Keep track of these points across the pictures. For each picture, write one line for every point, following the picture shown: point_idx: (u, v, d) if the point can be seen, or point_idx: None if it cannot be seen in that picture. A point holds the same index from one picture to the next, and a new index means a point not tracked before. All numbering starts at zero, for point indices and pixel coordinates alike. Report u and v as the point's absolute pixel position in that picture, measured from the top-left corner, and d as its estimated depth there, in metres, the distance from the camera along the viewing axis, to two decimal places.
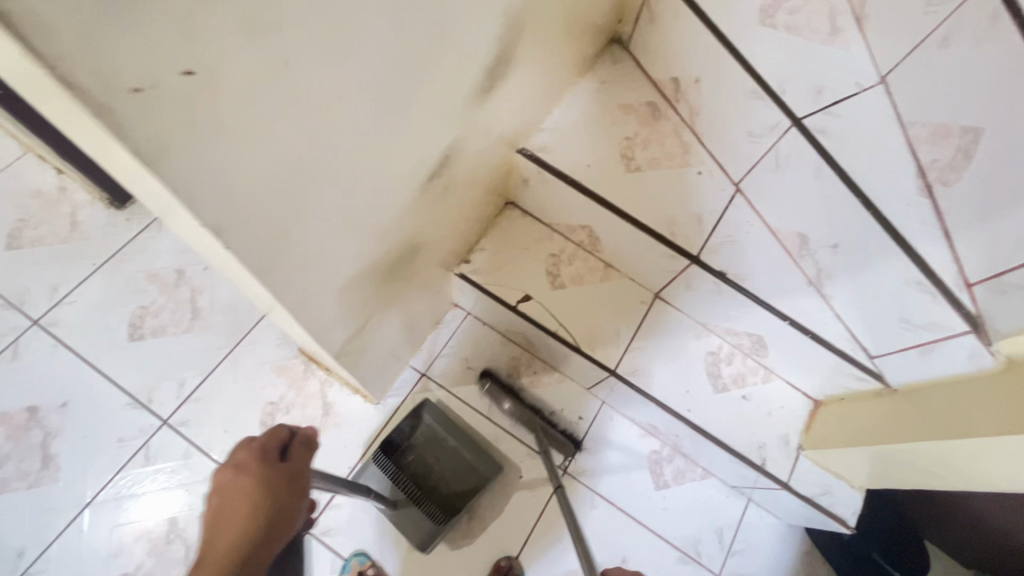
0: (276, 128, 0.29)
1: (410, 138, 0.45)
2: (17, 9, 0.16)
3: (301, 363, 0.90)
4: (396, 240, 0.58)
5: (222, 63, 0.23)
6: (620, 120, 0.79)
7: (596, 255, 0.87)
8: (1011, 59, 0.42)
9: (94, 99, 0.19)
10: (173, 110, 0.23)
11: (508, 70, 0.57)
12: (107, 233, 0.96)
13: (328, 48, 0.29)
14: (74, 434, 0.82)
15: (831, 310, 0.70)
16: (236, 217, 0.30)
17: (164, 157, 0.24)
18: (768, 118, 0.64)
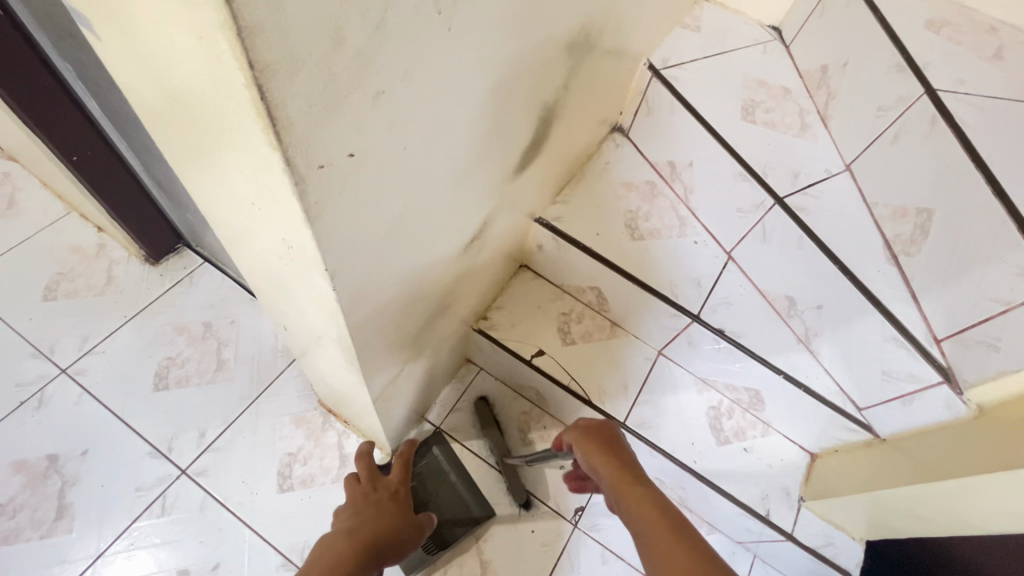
0: (387, 194, 0.37)
1: (463, 205, 0.54)
2: (282, 115, 0.24)
3: (320, 415, 0.92)
4: (437, 293, 0.65)
5: (370, 148, 0.32)
6: (624, 195, 0.87)
7: (603, 314, 0.93)
8: (947, 157, 0.62)
9: (299, 172, 0.27)
10: (336, 181, 0.30)
11: (538, 152, 0.67)
12: (141, 287, 1.01)
13: (430, 136, 0.38)
14: (92, 482, 0.83)
15: (820, 365, 0.78)
16: (346, 264, 0.37)
17: (320, 214, 0.31)
18: (754, 197, 0.79)
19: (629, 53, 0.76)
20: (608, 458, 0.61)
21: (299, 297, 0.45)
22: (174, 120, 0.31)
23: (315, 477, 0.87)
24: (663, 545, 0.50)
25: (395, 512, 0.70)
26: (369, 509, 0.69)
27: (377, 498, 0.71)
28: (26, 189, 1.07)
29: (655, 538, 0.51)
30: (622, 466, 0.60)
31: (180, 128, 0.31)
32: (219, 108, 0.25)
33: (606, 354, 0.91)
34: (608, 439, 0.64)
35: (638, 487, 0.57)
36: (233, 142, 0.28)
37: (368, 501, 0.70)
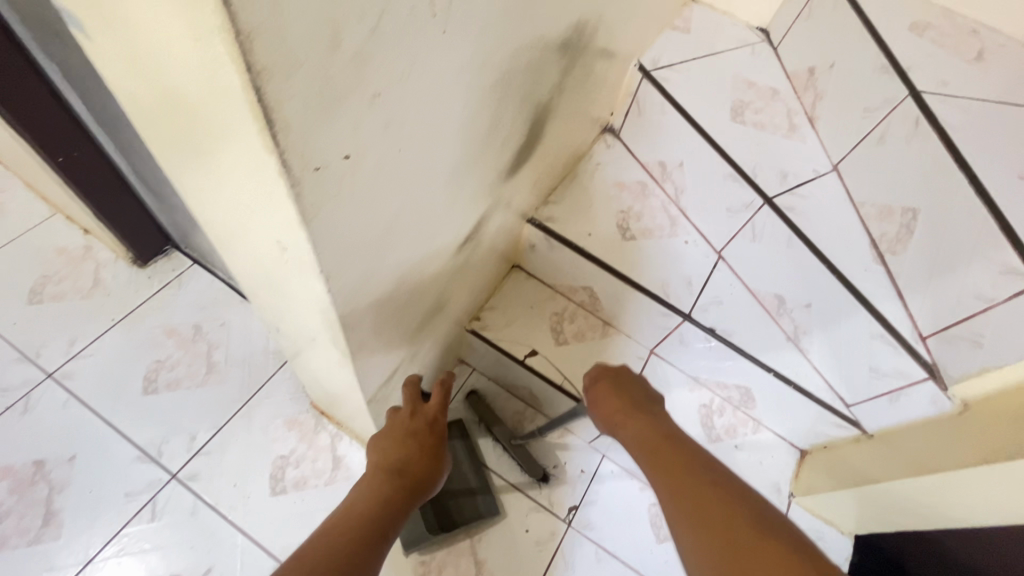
0: (382, 194, 0.37)
1: (458, 206, 0.54)
2: (279, 117, 0.24)
3: (312, 418, 0.92)
4: (431, 294, 0.65)
5: (367, 150, 0.32)
6: (616, 195, 0.87)
7: (595, 314, 0.93)
8: (931, 160, 0.64)
9: (294, 174, 0.27)
10: (332, 182, 0.30)
11: (531, 153, 0.68)
12: (129, 290, 0.99)
13: (427, 137, 0.38)
14: (80, 488, 0.82)
15: (809, 363, 0.79)
16: (341, 265, 0.37)
17: (315, 216, 0.31)
18: (744, 197, 0.80)
19: (620, 54, 0.77)
20: (613, 393, 0.62)
21: (294, 299, 0.45)
22: (168, 121, 0.31)
23: (308, 479, 0.87)
24: (665, 471, 0.52)
25: (432, 446, 0.65)
26: (407, 441, 0.64)
27: (419, 428, 0.66)
28: (10, 191, 1.05)
29: (658, 465, 0.53)
30: (624, 403, 0.61)
31: (175, 130, 0.31)
32: (215, 110, 0.25)
33: (597, 354, 0.90)
34: (612, 375, 0.64)
35: (638, 419, 0.58)
36: (229, 144, 0.28)
37: (405, 432, 0.65)
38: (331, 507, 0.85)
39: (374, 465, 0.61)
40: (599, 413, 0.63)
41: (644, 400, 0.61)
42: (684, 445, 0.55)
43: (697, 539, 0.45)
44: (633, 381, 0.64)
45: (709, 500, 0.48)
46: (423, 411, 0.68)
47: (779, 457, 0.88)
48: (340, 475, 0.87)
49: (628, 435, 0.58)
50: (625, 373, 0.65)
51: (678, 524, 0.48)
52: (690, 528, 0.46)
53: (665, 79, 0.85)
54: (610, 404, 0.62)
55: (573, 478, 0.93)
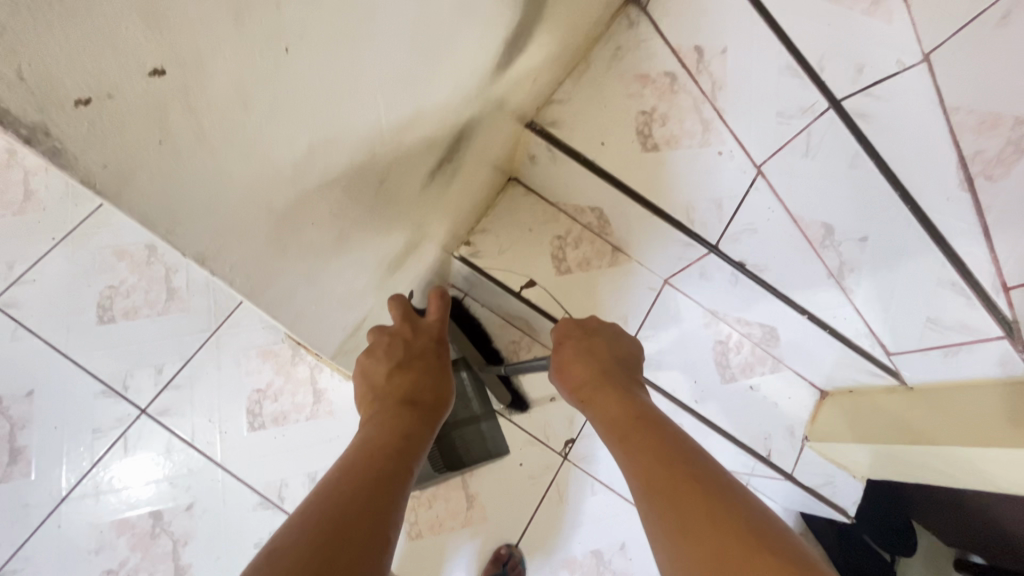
0: (271, 130, 0.23)
1: (422, 122, 0.39)
2: None
3: (288, 348, 0.84)
4: (400, 229, 0.52)
5: (203, 62, 0.19)
6: (637, 92, 0.67)
7: (604, 238, 0.81)
8: None
9: (20, 119, 0.15)
10: (134, 125, 0.18)
11: (527, 38, 0.50)
12: (66, 204, 0.86)
13: (341, 32, 0.24)
14: (44, 425, 0.77)
15: (850, 305, 0.67)
16: (227, 242, 0.26)
17: (124, 183, 0.19)
18: (804, 97, 0.57)
19: None
20: (581, 357, 0.56)
21: None
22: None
23: (288, 414, 0.81)
24: (631, 448, 0.45)
25: (440, 363, 0.56)
26: (411, 362, 0.54)
27: (421, 346, 0.56)
28: None
29: (625, 442, 0.45)
30: (591, 368, 0.54)
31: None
32: None
33: (604, 284, 0.82)
34: (582, 335, 0.58)
35: (606, 388, 0.52)
36: None
37: (406, 354, 0.55)
38: (313, 443, 0.80)
39: (374, 395, 0.51)
40: (566, 384, 0.56)
41: (616, 365, 0.55)
42: (656, 415, 0.47)
43: (670, 524, 0.37)
44: (606, 343, 0.57)
45: (676, 479, 0.39)
46: (422, 329, 0.58)
47: (798, 397, 0.80)
48: (322, 409, 0.82)
49: (595, 410, 0.51)
50: (600, 331, 0.59)
51: (648, 509, 0.39)
52: (661, 511, 0.38)
53: None
54: (576, 371, 0.55)
55: (571, 412, 0.88)
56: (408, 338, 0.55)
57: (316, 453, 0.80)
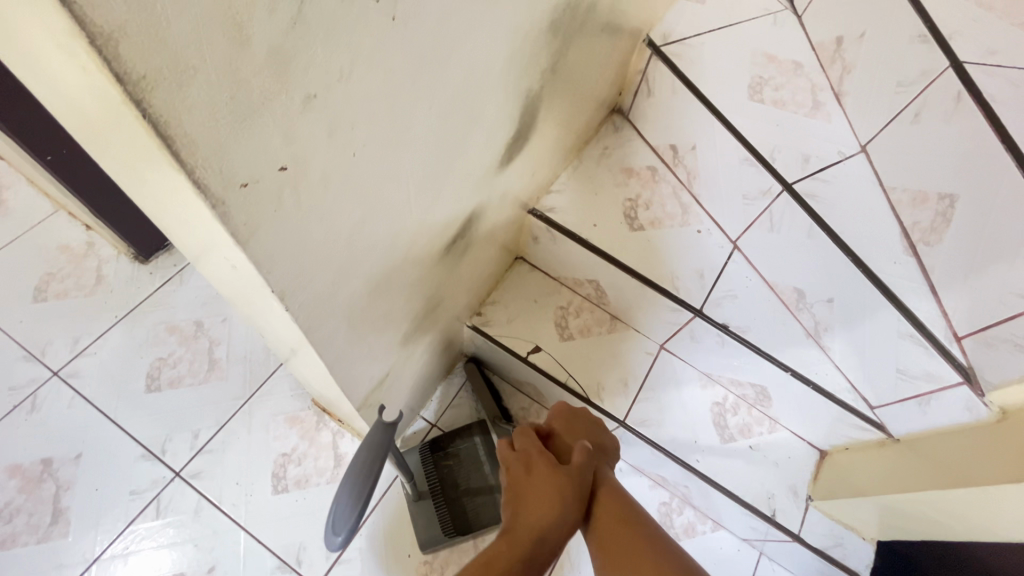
0: (337, 203, 0.33)
1: (441, 204, 0.49)
2: (176, 131, 0.20)
3: (313, 415, 0.91)
4: (421, 295, 0.62)
5: (308, 157, 0.28)
6: (623, 183, 0.83)
7: (602, 307, 0.88)
8: (945, 139, 0.53)
9: (214, 194, 0.24)
10: (265, 200, 0.27)
11: (525, 142, 0.63)
12: (130, 287, 0.99)
13: (384, 137, 0.34)
14: (86, 487, 0.83)
15: (831, 362, 0.73)
16: (299, 283, 0.34)
17: (252, 236, 0.28)
18: (761, 182, 0.70)
19: (627, 29, 0.70)
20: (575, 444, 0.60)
21: (258, 308, 0.43)
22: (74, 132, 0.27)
23: (310, 477, 0.86)
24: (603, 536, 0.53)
25: (560, 505, 0.52)
26: (527, 499, 0.53)
27: (538, 482, 0.54)
28: (13, 188, 1.06)
29: (599, 528, 0.53)
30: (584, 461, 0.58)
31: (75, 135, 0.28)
32: (92, 108, 0.22)
33: (605, 349, 0.87)
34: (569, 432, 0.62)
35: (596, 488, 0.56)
36: (138, 160, 0.24)
37: (524, 478, 0.55)
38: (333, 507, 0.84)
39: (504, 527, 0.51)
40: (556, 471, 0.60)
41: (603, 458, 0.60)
42: (629, 503, 0.55)
43: None
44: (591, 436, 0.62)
45: None
46: (534, 460, 0.56)
47: (796, 457, 0.82)
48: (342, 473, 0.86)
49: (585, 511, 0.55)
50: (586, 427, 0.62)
51: None
52: None
53: (675, 54, 0.74)
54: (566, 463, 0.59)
55: None
56: (525, 467, 0.56)
57: None
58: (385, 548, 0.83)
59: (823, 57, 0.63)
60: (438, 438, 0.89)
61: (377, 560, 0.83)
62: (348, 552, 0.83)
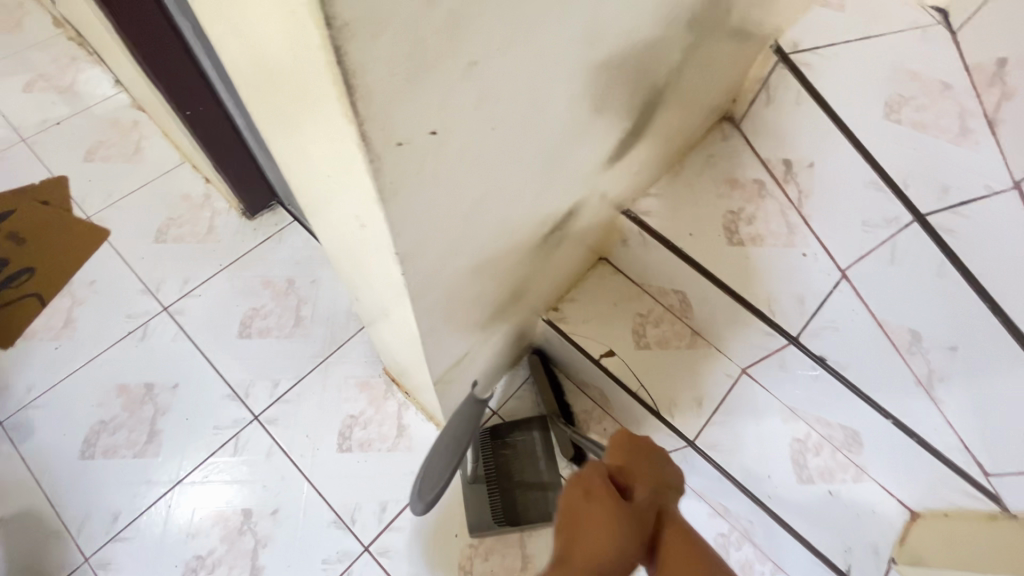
0: (468, 176, 0.33)
1: (551, 192, 0.49)
2: (360, 82, 0.21)
3: (383, 383, 0.94)
4: (511, 281, 0.62)
5: (455, 125, 0.28)
6: (727, 194, 0.79)
7: (683, 321, 0.84)
8: None
9: (374, 150, 0.24)
10: (412, 162, 0.27)
11: (636, 141, 0.61)
12: (236, 239, 1.07)
13: (522, 115, 0.34)
14: (178, 414, 0.91)
15: (942, 417, 0.65)
16: (419, 250, 0.35)
17: (394, 196, 0.28)
18: (888, 210, 0.64)
19: (756, 36, 0.66)
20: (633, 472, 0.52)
21: (368, 271, 0.45)
22: (259, 79, 0.30)
23: (373, 442, 0.89)
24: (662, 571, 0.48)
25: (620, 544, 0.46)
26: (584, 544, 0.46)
27: (597, 516, 0.47)
28: (151, 139, 1.17)
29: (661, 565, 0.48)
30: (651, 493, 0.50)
31: (254, 79, 0.30)
32: (286, 55, 0.23)
33: (682, 364, 0.83)
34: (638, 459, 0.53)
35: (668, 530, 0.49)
36: (311, 107, 0.25)
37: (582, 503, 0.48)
38: (391, 474, 0.87)
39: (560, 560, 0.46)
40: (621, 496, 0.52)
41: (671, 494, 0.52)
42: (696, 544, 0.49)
43: None
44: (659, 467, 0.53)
45: None
46: (594, 489, 0.49)
47: (883, 512, 0.74)
48: (403, 443, 0.89)
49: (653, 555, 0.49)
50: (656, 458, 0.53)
51: None
52: None
53: (804, 64, 0.68)
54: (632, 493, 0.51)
55: None
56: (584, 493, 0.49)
57: (390, 484, 0.87)
58: (434, 525, 0.85)
59: (978, 79, 0.55)
60: (497, 427, 0.90)
61: (425, 534, 0.84)
62: (399, 520, 0.85)
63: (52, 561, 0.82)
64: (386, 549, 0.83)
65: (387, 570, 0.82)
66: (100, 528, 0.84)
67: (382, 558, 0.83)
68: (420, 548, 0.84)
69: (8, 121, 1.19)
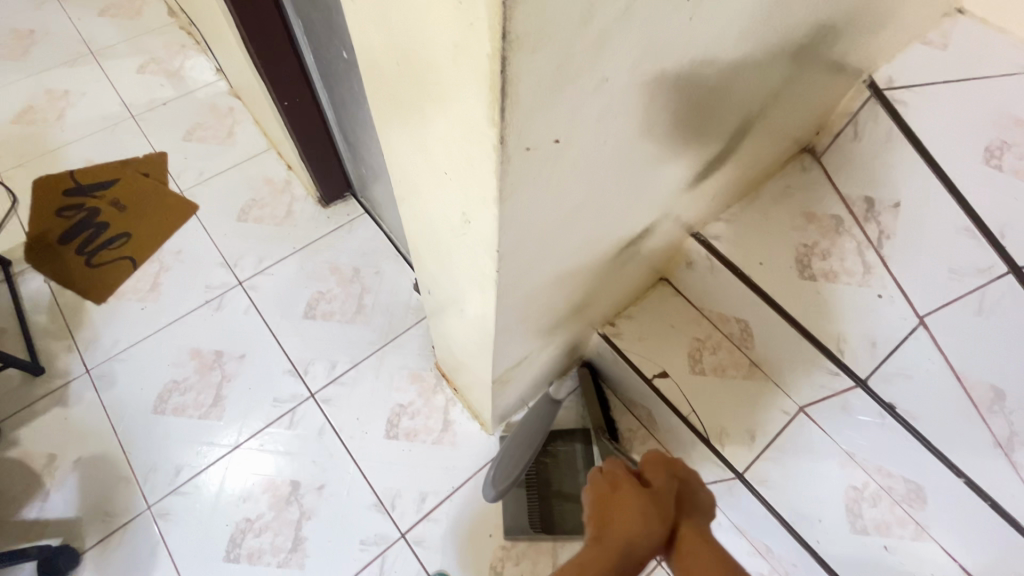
0: (573, 185, 0.35)
1: (635, 208, 0.50)
2: (511, 90, 0.23)
3: (433, 377, 0.97)
4: (580, 291, 0.63)
5: (575, 136, 0.29)
6: (801, 227, 0.77)
7: (743, 351, 0.82)
8: None
9: (506, 153, 0.26)
10: (533, 167, 0.29)
11: (719, 165, 0.61)
12: (310, 225, 1.13)
13: (631, 131, 0.35)
14: (243, 383, 0.97)
15: (1022, 482, 0.62)
16: (515, 250, 0.37)
17: (511, 197, 0.30)
18: (979, 259, 0.61)
19: (852, 70, 0.65)
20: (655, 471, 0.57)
21: (455, 265, 0.47)
22: (400, 79, 0.33)
23: (418, 433, 0.92)
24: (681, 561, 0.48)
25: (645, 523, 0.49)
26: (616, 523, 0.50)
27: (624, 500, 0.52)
28: (242, 124, 1.26)
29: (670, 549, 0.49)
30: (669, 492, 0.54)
31: (396, 79, 0.33)
32: (443, 60, 0.25)
33: (737, 394, 0.81)
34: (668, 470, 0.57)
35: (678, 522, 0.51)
36: (452, 110, 0.28)
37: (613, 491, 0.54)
38: (433, 466, 0.90)
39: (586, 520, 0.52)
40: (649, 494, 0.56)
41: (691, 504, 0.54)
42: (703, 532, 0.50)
43: None
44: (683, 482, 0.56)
45: None
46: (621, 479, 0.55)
47: None
48: (447, 438, 0.92)
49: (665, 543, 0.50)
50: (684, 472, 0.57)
51: None
52: None
53: (898, 101, 0.66)
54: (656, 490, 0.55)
55: None
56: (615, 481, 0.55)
57: (431, 477, 0.89)
58: (469, 523, 0.86)
59: None
60: None
61: (460, 531, 0.86)
62: (437, 512, 0.87)
63: (120, 504, 0.88)
64: (422, 538, 0.85)
65: (420, 559, 0.84)
66: (163, 480, 0.90)
67: (417, 547, 0.85)
68: (454, 543, 0.85)
69: (121, 98, 1.30)
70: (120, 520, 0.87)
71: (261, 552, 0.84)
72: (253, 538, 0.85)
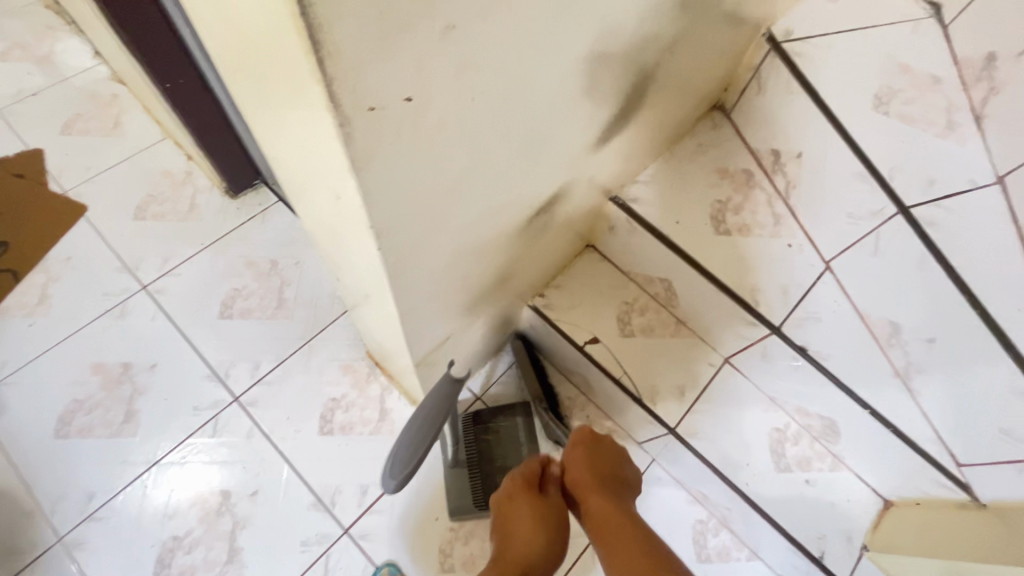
0: (448, 149, 0.32)
1: (536, 173, 0.48)
2: (325, 39, 0.20)
3: (366, 366, 0.94)
4: (496, 265, 0.61)
5: (432, 93, 0.27)
6: (716, 183, 0.78)
7: (669, 310, 0.83)
8: None
9: (343, 113, 0.24)
10: (387, 130, 0.27)
11: (624, 126, 0.60)
12: (218, 217, 1.05)
13: (505, 88, 0.33)
14: (157, 395, 0.90)
15: (917, 407, 0.66)
16: (395, 223, 0.34)
17: (368, 164, 0.28)
18: (872, 201, 0.64)
19: (749, 22, 0.65)
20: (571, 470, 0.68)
21: (346, 248, 0.44)
22: (228, 42, 0.29)
23: (354, 426, 0.89)
24: (610, 550, 0.60)
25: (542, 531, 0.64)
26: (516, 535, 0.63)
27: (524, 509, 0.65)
28: (130, 113, 1.14)
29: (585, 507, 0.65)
30: (585, 473, 0.66)
31: (227, 44, 0.29)
32: (253, 11, 0.22)
33: (665, 353, 0.83)
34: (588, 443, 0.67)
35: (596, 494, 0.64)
36: (281, 68, 0.25)
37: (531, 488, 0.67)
38: (372, 457, 0.87)
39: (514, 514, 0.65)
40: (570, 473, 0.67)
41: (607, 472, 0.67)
42: (623, 510, 0.63)
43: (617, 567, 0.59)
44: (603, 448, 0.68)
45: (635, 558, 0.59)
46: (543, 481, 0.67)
47: (855, 498, 0.76)
48: (385, 427, 0.89)
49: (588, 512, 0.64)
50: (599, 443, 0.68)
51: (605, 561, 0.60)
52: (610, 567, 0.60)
53: (796, 54, 0.68)
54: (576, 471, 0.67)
55: None
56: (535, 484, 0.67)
57: (371, 469, 0.86)
58: (416, 509, 0.85)
59: (967, 74, 0.56)
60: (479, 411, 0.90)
61: (406, 519, 0.84)
62: (381, 503, 0.85)
63: (25, 540, 0.81)
64: (366, 531, 0.83)
65: (366, 553, 0.82)
66: (74, 508, 0.82)
67: (362, 541, 0.82)
68: (399, 532, 0.83)
69: None
70: (27, 558, 0.80)
71: (194, 568, 0.80)
72: (183, 556, 0.80)
